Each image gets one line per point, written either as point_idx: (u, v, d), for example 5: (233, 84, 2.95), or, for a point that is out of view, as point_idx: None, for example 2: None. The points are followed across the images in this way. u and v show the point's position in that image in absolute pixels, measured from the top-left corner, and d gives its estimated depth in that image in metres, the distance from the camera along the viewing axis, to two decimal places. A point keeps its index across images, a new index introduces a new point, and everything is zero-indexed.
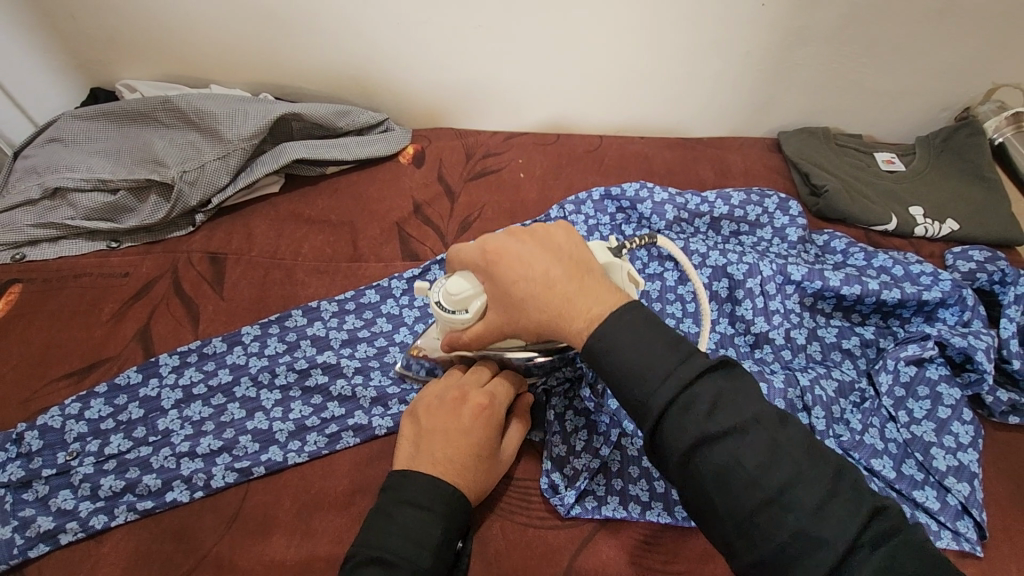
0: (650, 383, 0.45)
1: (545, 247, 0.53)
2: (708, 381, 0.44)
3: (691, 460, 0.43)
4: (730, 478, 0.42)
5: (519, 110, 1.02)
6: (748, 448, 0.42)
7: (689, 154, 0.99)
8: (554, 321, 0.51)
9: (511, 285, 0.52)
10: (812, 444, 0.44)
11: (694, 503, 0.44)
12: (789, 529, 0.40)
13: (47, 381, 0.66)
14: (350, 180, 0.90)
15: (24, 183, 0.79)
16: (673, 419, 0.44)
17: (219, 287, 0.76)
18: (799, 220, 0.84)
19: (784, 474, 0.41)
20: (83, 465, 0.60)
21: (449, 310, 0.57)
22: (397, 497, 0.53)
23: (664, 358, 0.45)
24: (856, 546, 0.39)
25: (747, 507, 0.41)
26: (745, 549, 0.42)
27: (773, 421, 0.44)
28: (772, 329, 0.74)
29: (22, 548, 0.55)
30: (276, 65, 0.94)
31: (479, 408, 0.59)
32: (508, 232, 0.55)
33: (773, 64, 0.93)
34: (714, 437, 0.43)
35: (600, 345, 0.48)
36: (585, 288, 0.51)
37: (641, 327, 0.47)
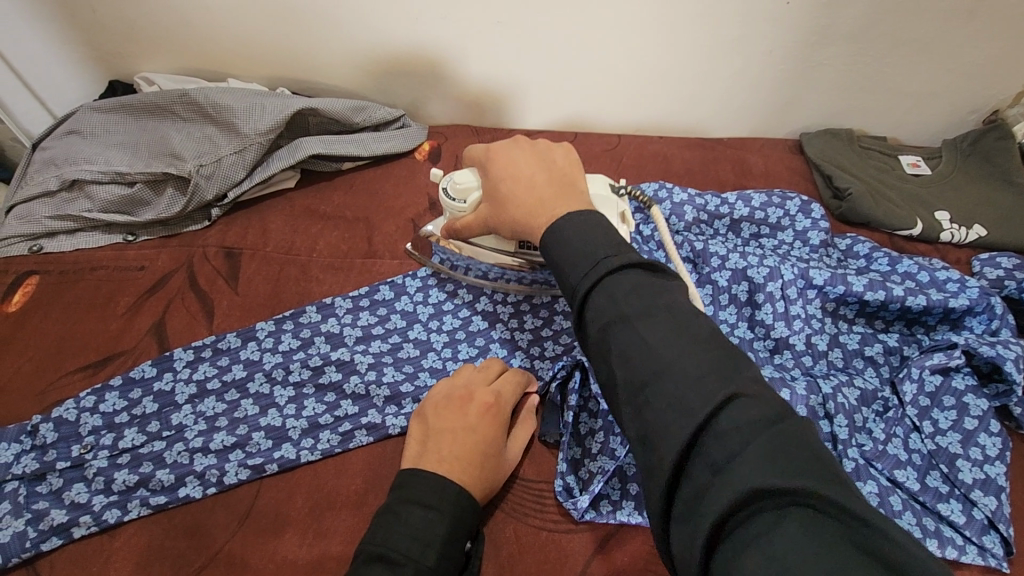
0: (583, 266, 0.49)
1: (542, 159, 0.64)
2: (632, 272, 0.47)
3: (603, 335, 0.46)
4: (630, 353, 0.43)
5: (536, 107, 1.00)
6: (650, 326, 0.43)
7: (709, 154, 0.98)
8: (523, 213, 0.60)
9: (501, 179, 0.63)
10: (716, 338, 0.42)
11: (606, 383, 0.46)
12: (667, 402, 0.40)
13: (62, 374, 0.66)
14: (365, 175, 0.90)
15: (42, 175, 0.79)
16: (594, 299, 0.47)
17: (234, 282, 0.76)
18: (821, 224, 0.82)
19: (676, 352, 0.41)
20: (97, 459, 0.59)
21: (450, 197, 0.69)
22: (405, 495, 0.52)
23: (602, 249, 0.50)
24: (724, 422, 0.37)
25: (638, 379, 0.42)
26: (634, 424, 0.42)
27: (683, 312, 0.44)
28: (793, 334, 0.73)
29: (34, 541, 0.54)
30: (293, 60, 0.94)
31: (485, 405, 0.60)
32: (514, 143, 0.67)
33: (795, 64, 0.91)
34: (623, 315, 0.45)
35: (555, 231, 0.54)
36: (558, 191, 0.60)
37: (591, 227, 0.52)
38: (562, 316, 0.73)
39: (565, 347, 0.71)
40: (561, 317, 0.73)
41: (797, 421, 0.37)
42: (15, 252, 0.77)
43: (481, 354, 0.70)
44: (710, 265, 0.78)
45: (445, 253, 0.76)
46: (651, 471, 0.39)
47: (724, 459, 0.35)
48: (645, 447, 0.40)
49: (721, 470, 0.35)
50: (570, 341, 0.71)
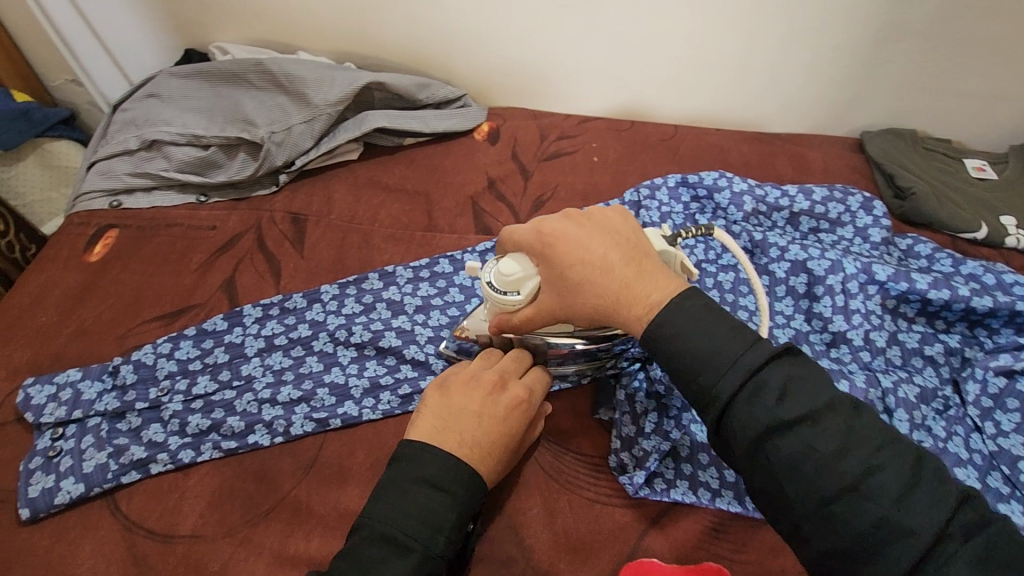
0: (715, 365, 0.45)
1: (602, 231, 0.54)
2: (778, 366, 0.44)
3: (762, 445, 0.42)
4: (803, 466, 0.41)
5: (595, 94, 1.01)
6: (823, 435, 0.41)
7: (767, 149, 0.97)
8: (609, 304, 0.51)
9: (566, 268, 0.53)
10: (888, 432, 0.42)
11: (764, 491, 0.43)
12: (871, 517, 0.39)
13: (139, 321, 0.70)
14: (426, 152, 0.91)
15: (123, 134, 0.83)
16: (741, 404, 0.43)
17: (300, 246, 0.78)
18: (882, 221, 0.81)
19: (863, 460, 0.40)
20: (173, 402, 0.62)
21: (500, 292, 0.57)
22: (416, 475, 0.51)
23: (733, 341, 0.45)
24: (946, 536, 0.38)
25: (824, 494, 0.40)
26: (822, 538, 0.41)
27: (849, 408, 0.43)
28: (852, 328, 0.72)
29: (115, 473, 0.57)
30: (361, 36, 0.96)
31: (518, 398, 0.57)
32: (566, 216, 0.56)
33: (862, 61, 0.90)
34: (788, 424, 0.42)
35: (663, 332, 0.47)
36: (645, 271, 0.51)
37: (705, 310, 0.47)
38: None
39: None
40: None
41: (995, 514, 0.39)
42: (97, 206, 0.81)
43: None
44: (768, 256, 0.78)
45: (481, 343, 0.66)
46: None
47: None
48: (843, 562, 0.40)
49: None
50: None
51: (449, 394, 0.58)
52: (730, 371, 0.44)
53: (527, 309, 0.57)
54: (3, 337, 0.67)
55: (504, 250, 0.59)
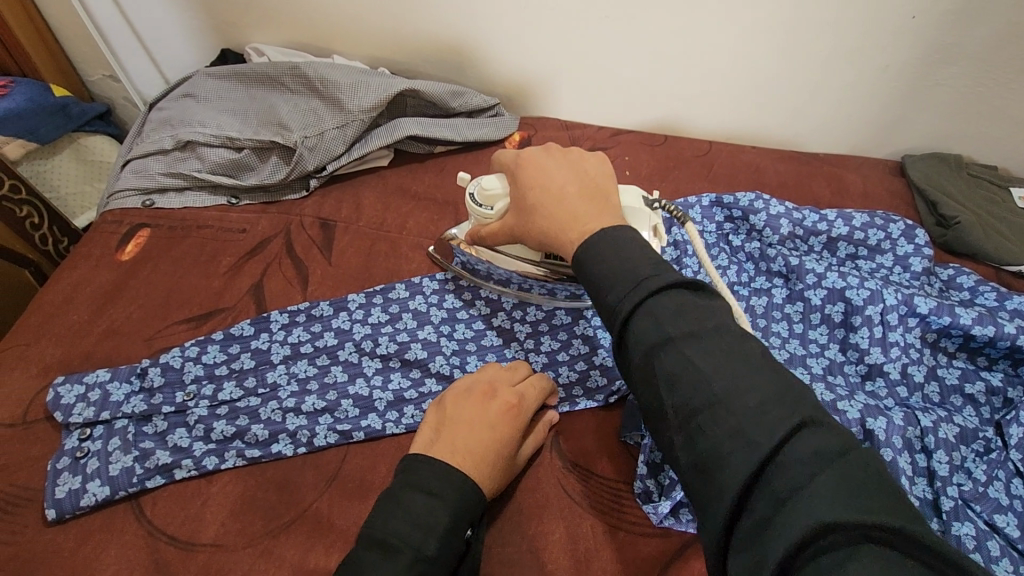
0: (622, 286, 0.47)
1: (573, 167, 0.61)
2: (680, 293, 0.45)
3: (648, 359, 0.44)
4: (679, 379, 0.42)
5: (629, 107, 0.99)
6: (703, 354, 0.41)
7: (804, 170, 0.95)
8: (553, 226, 0.57)
9: (530, 189, 0.60)
10: (773, 365, 0.41)
11: (650, 408, 0.44)
12: (727, 429, 0.38)
13: (168, 323, 0.70)
14: (456, 160, 0.91)
15: (159, 134, 0.84)
16: (637, 321, 0.45)
17: (328, 252, 0.78)
18: (925, 251, 0.78)
19: (733, 379, 0.40)
20: (198, 407, 0.62)
21: (477, 204, 0.67)
22: (406, 482, 0.52)
23: (644, 267, 0.47)
24: (797, 453, 0.36)
25: (690, 406, 0.41)
26: (686, 453, 0.41)
27: (737, 336, 0.43)
28: (888, 361, 0.70)
29: (140, 477, 0.57)
30: (398, 41, 0.96)
31: (507, 405, 0.58)
32: (546, 149, 0.63)
33: (911, 83, 0.87)
34: (672, 339, 0.43)
35: (588, 253, 0.51)
36: (591, 204, 0.56)
37: (631, 245, 0.50)
38: None
39: None
40: None
41: (862, 451, 0.36)
42: (130, 204, 0.81)
43: (564, 348, 0.70)
44: (804, 282, 0.76)
45: (467, 257, 0.73)
46: (708, 502, 0.38)
47: (789, 492, 0.34)
48: (701, 477, 0.39)
49: (786, 501, 0.34)
50: None
51: (447, 408, 0.59)
52: (632, 290, 0.46)
53: (495, 224, 0.66)
54: (35, 333, 0.68)
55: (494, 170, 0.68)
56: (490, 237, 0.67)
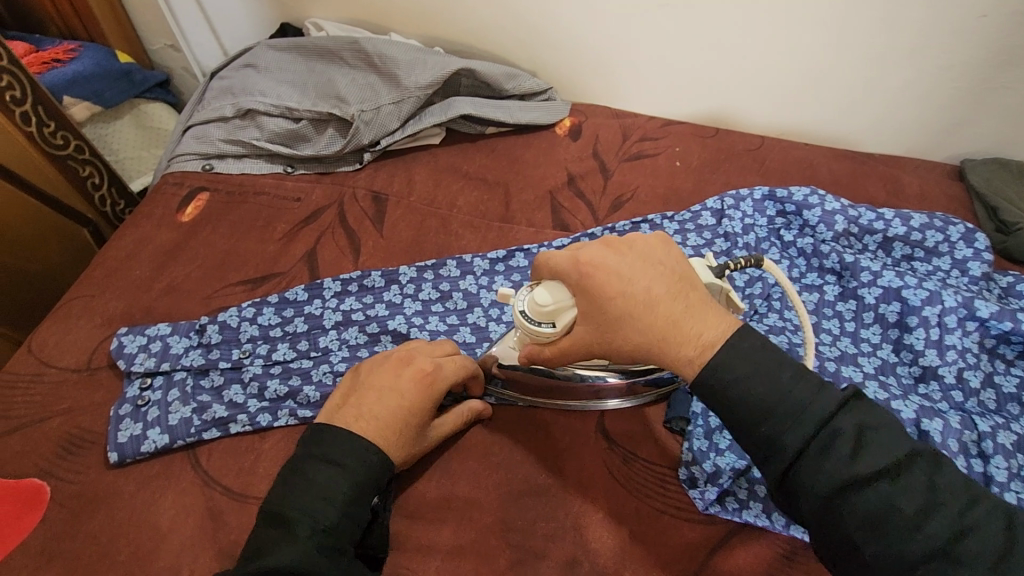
0: (781, 417, 0.43)
1: (645, 260, 0.50)
2: (850, 416, 0.43)
3: (833, 501, 0.41)
4: (883, 524, 0.40)
5: (681, 97, 0.98)
6: (905, 493, 0.40)
7: (859, 168, 0.92)
8: (655, 342, 0.48)
9: (607, 300, 0.49)
10: (970, 487, 0.41)
11: (834, 549, 0.42)
12: None
13: (225, 283, 0.71)
14: (506, 142, 0.91)
15: (220, 101, 0.86)
16: (810, 460, 0.42)
17: (380, 225, 0.79)
18: (985, 255, 0.76)
19: (944, 520, 0.39)
20: (253, 364, 0.64)
21: (534, 322, 0.56)
22: (309, 452, 0.51)
23: (799, 390, 0.43)
24: None
25: (909, 557, 0.39)
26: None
27: (926, 463, 0.42)
28: (944, 365, 0.68)
29: (197, 428, 0.59)
30: (457, 21, 0.97)
31: (421, 373, 0.57)
32: (604, 243, 0.52)
33: (975, 84, 0.83)
34: (864, 478, 0.41)
35: (717, 378, 0.45)
36: (691, 308, 0.48)
37: (761, 349, 0.45)
38: None
39: None
40: None
41: None
42: (191, 168, 0.83)
43: None
44: (859, 280, 0.74)
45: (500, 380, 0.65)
46: None
47: None
48: None
49: None
50: None
51: (362, 375, 0.59)
52: (797, 424, 0.42)
53: (561, 339, 0.55)
54: (101, 285, 0.70)
55: (539, 276, 0.57)
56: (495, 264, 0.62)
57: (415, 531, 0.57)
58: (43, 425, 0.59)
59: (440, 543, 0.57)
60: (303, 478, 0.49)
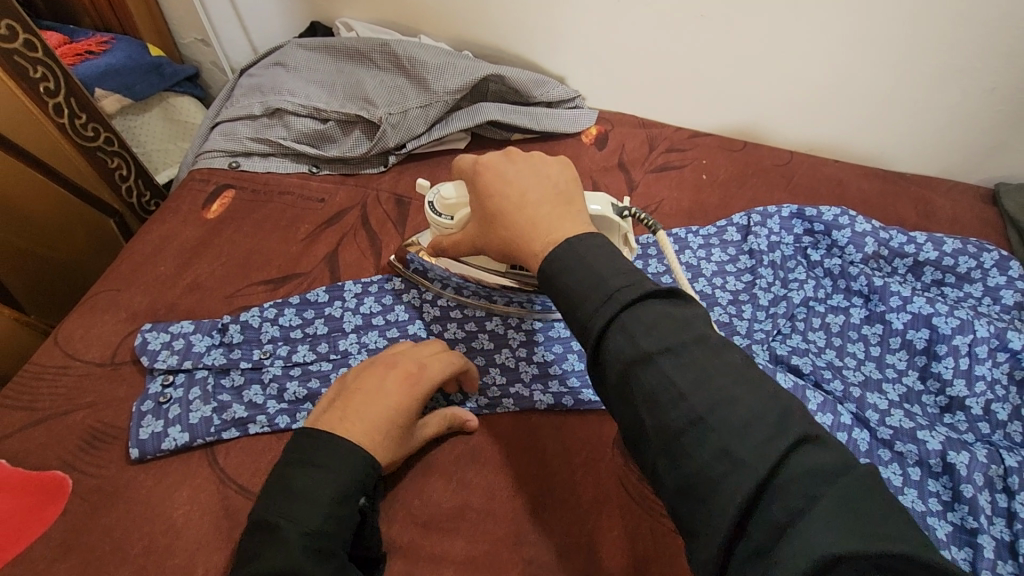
0: (591, 300, 0.45)
1: (532, 172, 0.56)
2: (652, 304, 0.43)
3: (626, 377, 0.41)
4: (659, 398, 0.39)
5: (709, 109, 0.97)
6: (682, 366, 0.39)
7: (889, 188, 0.90)
8: (516, 235, 0.53)
9: (489, 198, 0.56)
10: (758, 374, 0.40)
11: (630, 426, 0.42)
12: (711, 448, 0.37)
13: (248, 282, 0.72)
14: (532, 149, 0.90)
15: (248, 99, 0.86)
16: (612, 338, 0.42)
17: (401, 228, 0.79)
18: (1018, 284, 0.74)
19: (716, 395, 0.38)
20: (273, 366, 0.64)
21: (437, 213, 0.65)
22: (291, 457, 0.51)
23: (612, 279, 0.45)
24: (787, 467, 0.35)
25: (673, 428, 0.39)
26: (670, 474, 0.39)
27: (713, 344, 0.41)
28: (972, 396, 0.66)
29: (217, 428, 0.59)
30: (489, 26, 0.97)
31: (406, 374, 0.58)
32: (506, 154, 0.58)
33: (1018, 107, 0.81)
34: (648, 355, 0.40)
35: (552, 267, 0.48)
36: (554, 211, 0.53)
37: (595, 250, 0.48)
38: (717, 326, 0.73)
39: None
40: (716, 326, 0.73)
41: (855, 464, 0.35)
42: (218, 165, 0.84)
43: None
44: (887, 304, 0.73)
45: (422, 263, 0.71)
46: (698, 527, 0.37)
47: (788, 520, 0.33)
48: (687, 498, 0.37)
49: (782, 527, 0.33)
50: None
51: (349, 378, 0.59)
52: (602, 304, 0.44)
53: (456, 234, 0.63)
54: (126, 279, 0.71)
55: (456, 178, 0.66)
56: (451, 246, 0.63)
57: (427, 539, 0.57)
58: (67, 418, 0.60)
59: (451, 554, 0.56)
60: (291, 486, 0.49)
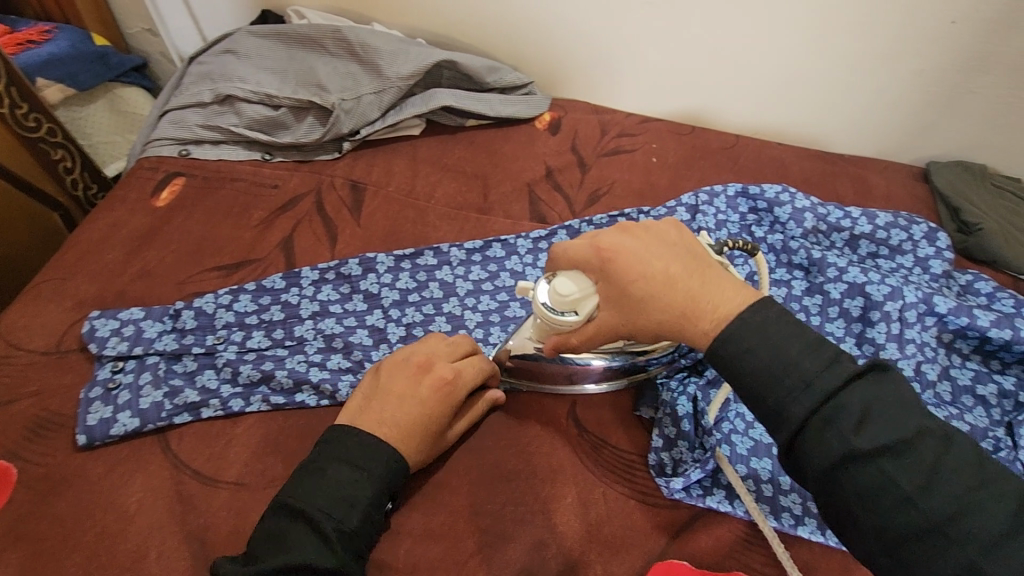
0: (789, 386, 0.44)
1: (660, 243, 0.54)
2: (858, 389, 0.43)
3: (836, 472, 0.42)
4: (880, 498, 0.41)
5: (661, 95, 0.99)
6: (908, 469, 0.41)
7: (830, 168, 0.94)
8: (677, 317, 0.50)
9: (628, 282, 0.52)
10: (988, 470, 0.41)
11: (833, 513, 0.43)
12: (951, 557, 0.39)
13: (200, 269, 0.71)
14: (486, 135, 0.91)
15: (197, 87, 0.85)
16: (816, 429, 0.43)
17: (357, 214, 0.79)
18: (945, 254, 0.79)
19: (949, 503, 0.40)
20: (227, 351, 0.64)
21: (555, 311, 0.56)
22: (326, 454, 0.53)
23: (807, 363, 0.44)
24: None
25: (900, 531, 0.40)
26: (894, 569, 0.41)
27: (941, 441, 0.42)
28: (903, 358, 0.70)
29: (169, 413, 0.59)
30: (441, 14, 0.98)
31: (440, 381, 0.57)
32: (620, 230, 0.55)
33: (945, 88, 0.86)
34: (867, 454, 0.41)
35: (728, 349, 0.47)
36: (706, 281, 0.51)
37: (772, 321, 0.47)
38: None
39: None
40: None
41: None
42: (167, 153, 0.83)
43: None
44: (825, 275, 0.76)
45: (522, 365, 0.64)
46: None
47: None
48: None
49: None
50: None
51: (380, 376, 0.59)
52: (801, 394, 0.43)
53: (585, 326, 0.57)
54: (71, 269, 0.69)
55: (557, 266, 0.58)
56: None
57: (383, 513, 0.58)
58: (11, 407, 0.59)
59: (408, 528, 0.57)
60: (325, 481, 0.51)
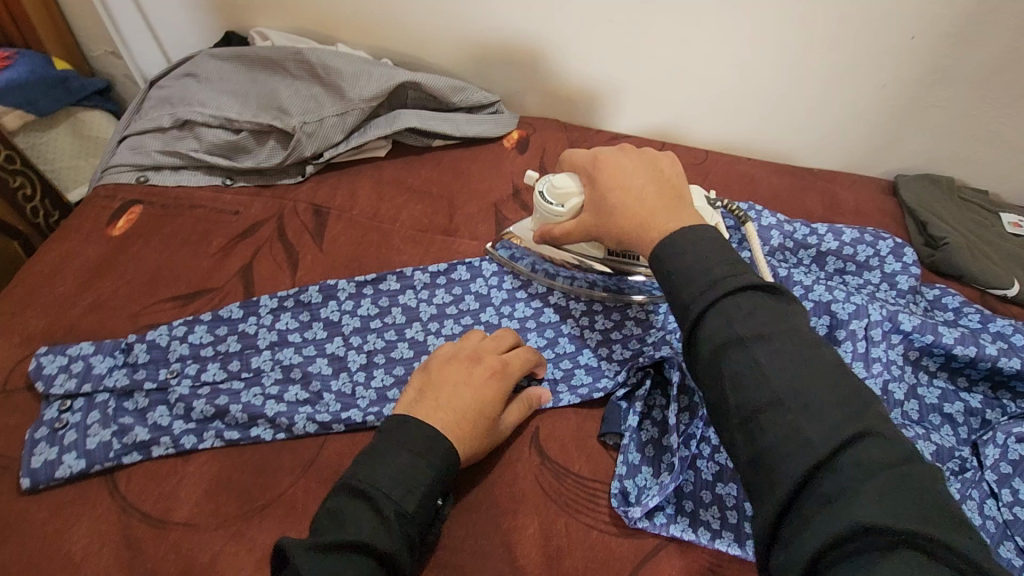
0: (698, 283, 0.47)
1: (647, 167, 0.60)
2: (755, 294, 0.45)
3: (717, 356, 0.44)
4: (743, 380, 0.42)
5: (630, 111, 0.99)
6: (770, 352, 0.42)
7: (799, 184, 0.94)
8: (632, 229, 0.56)
9: (606, 190, 0.59)
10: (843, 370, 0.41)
11: (711, 403, 0.44)
12: (783, 429, 0.39)
13: (155, 300, 0.70)
14: (453, 155, 0.90)
15: (157, 112, 0.84)
16: (710, 320, 0.45)
17: (319, 239, 0.78)
18: (912, 270, 0.78)
19: (795, 385, 0.40)
20: (181, 385, 0.62)
21: (546, 201, 0.66)
22: (390, 438, 0.51)
23: (720, 268, 0.47)
24: (848, 459, 0.37)
25: (750, 406, 0.41)
26: (741, 448, 0.41)
27: (809, 343, 0.42)
28: (870, 376, 0.69)
29: (117, 452, 0.57)
30: (406, 34, 0.97)
31: (492, 369, 0.58)
32: (621, 149, 0.63)
33: (909, 102, 0.86)
34: (742, 340, 0.43)
35: (669, 244, 0.51)
36: (669, 204, 0.56)
37: (705, 237, 0.50)
38: (632, 322, 0.70)
39: (633, 353, 0.68)
40: (631, 322, 0.70)
41: (926, 469, 0.36)
42: (125, 180, 0.82)
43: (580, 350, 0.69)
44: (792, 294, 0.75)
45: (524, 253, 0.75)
46: (760, 496, 0.39)
47: (839, 497, 0.35)
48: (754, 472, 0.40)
49: (833, 503, 0.35)
50: (639, 347, 0.68)
51: (430, 371, 0.59)
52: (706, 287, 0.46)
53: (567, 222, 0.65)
54: (21, 303, 0.68)
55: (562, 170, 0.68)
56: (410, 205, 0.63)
57: None
58: None
59: None
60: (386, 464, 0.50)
